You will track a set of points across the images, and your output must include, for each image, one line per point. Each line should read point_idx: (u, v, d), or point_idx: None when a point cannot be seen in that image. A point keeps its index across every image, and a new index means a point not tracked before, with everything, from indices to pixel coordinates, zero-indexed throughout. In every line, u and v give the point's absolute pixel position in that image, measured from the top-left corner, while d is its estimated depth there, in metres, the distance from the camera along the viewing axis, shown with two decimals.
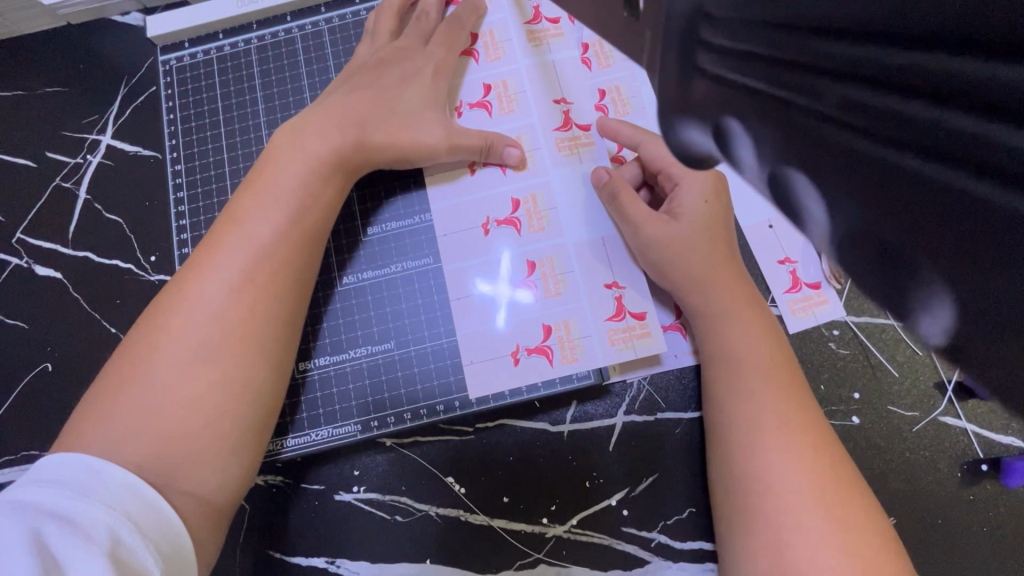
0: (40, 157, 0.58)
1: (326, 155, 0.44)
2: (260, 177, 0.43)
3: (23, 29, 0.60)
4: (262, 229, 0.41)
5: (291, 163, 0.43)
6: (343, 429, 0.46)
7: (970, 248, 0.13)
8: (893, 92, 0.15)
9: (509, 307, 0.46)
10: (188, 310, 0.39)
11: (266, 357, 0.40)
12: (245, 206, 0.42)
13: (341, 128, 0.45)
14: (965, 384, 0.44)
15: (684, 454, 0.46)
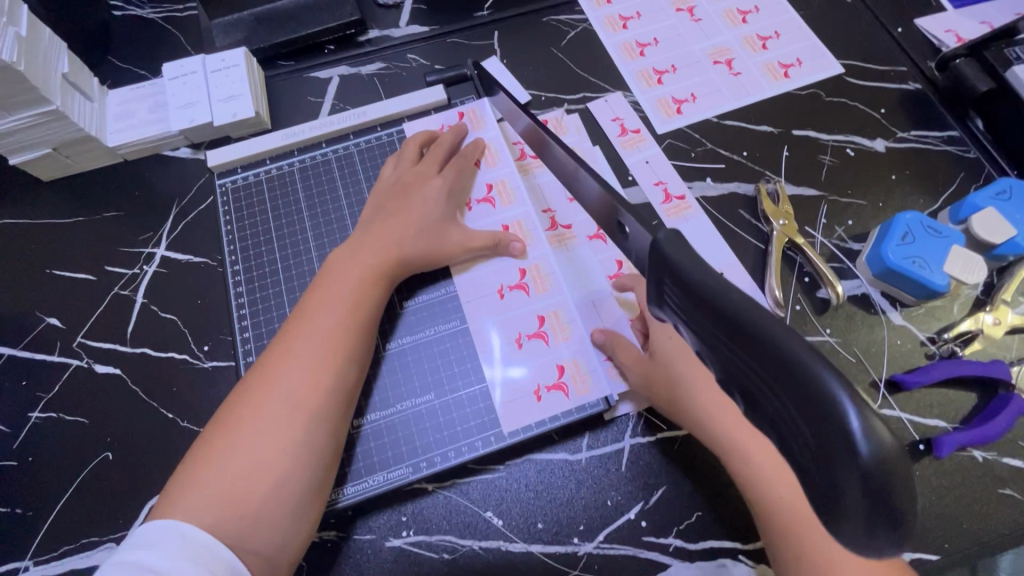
0: (99, 270, 0.66)
1: (370, 255, 0.54)
2: (326, 276, 0.54)
3: (86, 166, 0.71)
4: (326, 316, 0.50)
5: (354, 261, 0.54)
6: (394, 473, 0.52)
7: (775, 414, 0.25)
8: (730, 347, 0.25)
9: (518, 397, 0.54)
10: (265, 388, 0.47)
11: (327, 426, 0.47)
12: (313, 301, 0.52)
13: (385, 230, 0.56)
14: (892, 379, 0.56)
15: (685, 465, 0.54)
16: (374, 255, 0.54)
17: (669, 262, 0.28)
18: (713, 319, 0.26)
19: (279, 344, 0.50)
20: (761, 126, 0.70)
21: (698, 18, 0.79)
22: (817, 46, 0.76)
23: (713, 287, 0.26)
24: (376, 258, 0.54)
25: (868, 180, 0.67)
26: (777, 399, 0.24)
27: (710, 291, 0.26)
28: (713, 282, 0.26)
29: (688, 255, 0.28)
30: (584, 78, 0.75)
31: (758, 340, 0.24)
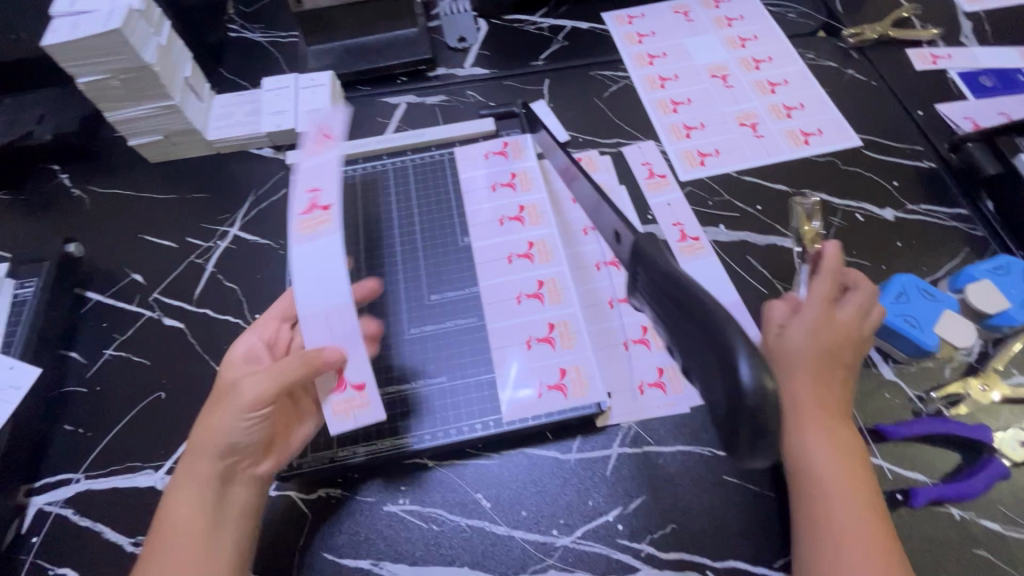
0: (181, 240, 0.77)
1: (267, 381, 0.50)
2: (231, 387, 0.52)
3: (186, 154, 0.84)
4: (232, 429, 0.49)
5: (260, 380, 0.50)
6: (402, 440, 0.59)
7: (703, 351, 0.33)
8: (676, 307, 0.35)
9: (524, 392, 0.60)
10: (185, 493, 0.49)
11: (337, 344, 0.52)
12: (219, 415, 0.50)
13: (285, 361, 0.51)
14: (875, 428, 0.58)
15: (663, 478, 0.58)
16: (274, 374, 0.50)
17: (645, 257, 0.39)
18: (665, 291, 0.36)
19: (195, 452, 0.50)
20: (777, 184, 0.77)
21: (730, 85, 0.87)
22: (838, 120, 0.83)
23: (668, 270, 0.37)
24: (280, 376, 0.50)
25: (872, 243, 0.71)
26: (696, 340, 0.33)
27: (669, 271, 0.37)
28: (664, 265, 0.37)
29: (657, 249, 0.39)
30: (620, 127, 0.84)
31: (688, 299, 0.34)
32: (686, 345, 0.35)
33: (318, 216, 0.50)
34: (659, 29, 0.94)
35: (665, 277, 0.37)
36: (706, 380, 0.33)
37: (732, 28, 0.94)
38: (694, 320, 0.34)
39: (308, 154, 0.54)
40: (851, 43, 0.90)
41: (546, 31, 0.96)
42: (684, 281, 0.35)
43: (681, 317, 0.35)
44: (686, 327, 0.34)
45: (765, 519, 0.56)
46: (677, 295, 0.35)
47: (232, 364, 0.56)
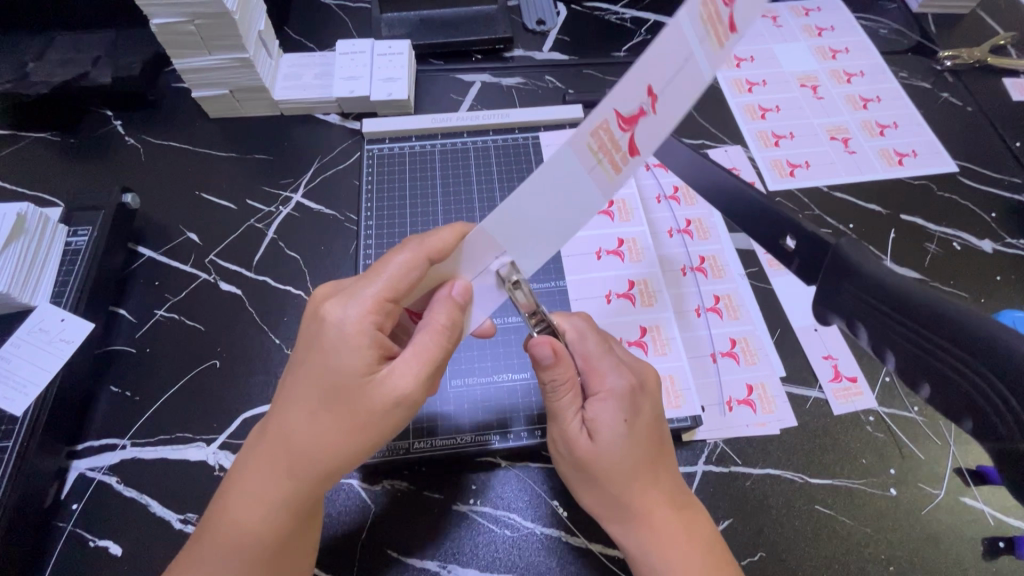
0: (240, 201, 0.73)
1: (427, 379, 0.41)
2: (362, 386, 0.40)
3: (249, 112, 0.79)
4: (369, 444, 0.41)
5: (410, 385, 0.40)
6: (482, 437, 0.55)
7: (977, 378, 0.33)
8: (924, 331, 0.35)
9: None
10: (277, 503, 0.41)
11: (480, 314, 0.45)
12: (346, 425, 0.40)
13: (432, 341, 0.41)
14: (978, 469, 0.55)
15: (751, 502, 0.54)
16: (431, 372, 0.41)
17: (863, 272, 0.39)
18: (901, 310, 0.37)
19: (303, 469, 0.41)
20: (870, 204, 0.73)
21: (821, 96, 0.83)
22: (933, 143, 0.79)
23: (899, 287, 0.37)
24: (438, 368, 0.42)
25: (970, 275, 0.68)
26: (977, 372, 0.33)
27: (902, 290, 0.37)
28: (893, 281, 0.37)
29: (868, 260, 0.39)
30: (707, 128, 0.80)
31: (951, 320, 0.34)
32: (952, 373, 0.35)
33: (611, 131, 0.35)
34: (747, 32, 0.90)
35: (899, 296, 0.37)
36: (978, 404, 0.34)
37: (822, 37, 0.90)
38: (957, 347, 0.34)
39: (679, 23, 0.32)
40: (946, 65, 0.87)
41: (629, 23, 0.93)
42: (934, 304, 0.35)
43: (938, 340, 0.35)
44: (946, 351, 0.35)
45: (859, 555, 0.52)
46: (925, 317, 0.35)
47: (336, 331, 0.41)
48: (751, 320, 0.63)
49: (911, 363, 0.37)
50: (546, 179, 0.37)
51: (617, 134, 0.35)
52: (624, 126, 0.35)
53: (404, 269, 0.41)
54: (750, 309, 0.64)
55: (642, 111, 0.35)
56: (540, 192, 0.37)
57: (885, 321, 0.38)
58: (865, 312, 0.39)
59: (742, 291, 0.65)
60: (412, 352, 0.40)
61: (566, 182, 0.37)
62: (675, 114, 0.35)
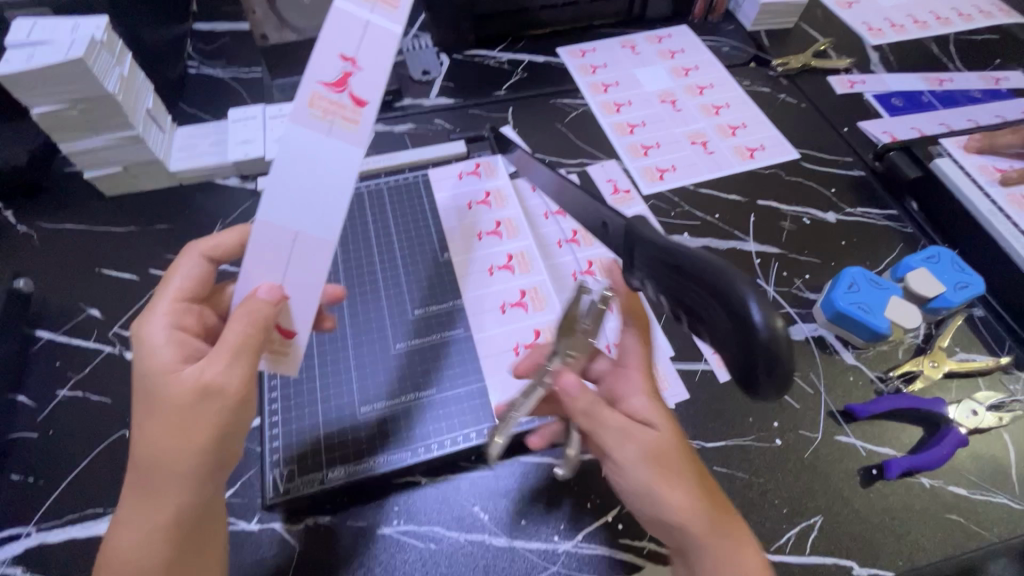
0: (143, 271, 0.74)
1: (236, 360, 0.44)
2: (166, 382, 0.43)
3: (146, 187, 0.81)
4: (204, 434, 0.42)
5: (217, 366, 0.43)
6: (395, 456, 0.55)
7: (706, 308, 0.38)
8: (676, 274, 0.40)
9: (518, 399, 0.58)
10: (140, 526, 0.42)
11: (304, 299, 0.48)
12: (162, 421, 0.42)
13: (236, 325, 0.44)
14: (845, 409, 0.62)
15: None
16: (241, 356, 0.44)
17: (635, 234, 0.45)
18: (660, 261, 0.42)
19: (145, 478, 0.42)
20: (731, 194, 0.83)
21: (679, 109, 0.94)
22: (777, 136, 0.91)
23: (653, 244, 0.43)
24: (244, 351, 0.44)
25: (820, 243, 0.78)
26: (706, 304, 0.38)
27: (662, 246, 0.42)
28: (650, 239, 0.43)
29: (640, 226, 0.45)
30: (585, 148, 0.89)
31: (684, 263, 0.39)
32: (694, 306, 0.39)
33: (328, 97, 0.46)
34: (611, 62, 1.02)
35: (658, 249, 0.42)
36: (712, 330, 0.39)
37: (675, 59, 1.03)
38: (690, 281, 0.39)
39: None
40: (780, 71, 1.01)
41: (506, 65, 1.02)
42: (673, 253, 0.40)
43: (682, 282, 0.40)
44: (686, 285, 0.39)
45: (756, 504, 0.57)
46: (669, 263, 0.41)
47: (146, 349, 0.46)
48: None
49: (674, 306, 0.42)
50: (301, 159, 0.45)
51: (334, 96, 0.46)
52: (336, 89, 0.46)
53: (190, 284, 0.53)
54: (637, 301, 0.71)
55: (347, 73, 0.46)
56: (315, 148, 0.45)
57: (652, 272, 0.43)
58: (642, 268, 0.45)
59: None
60: (228, 337, 0.44)
61: (313, 147, 0.45)
62: (375, 66, 0.47)
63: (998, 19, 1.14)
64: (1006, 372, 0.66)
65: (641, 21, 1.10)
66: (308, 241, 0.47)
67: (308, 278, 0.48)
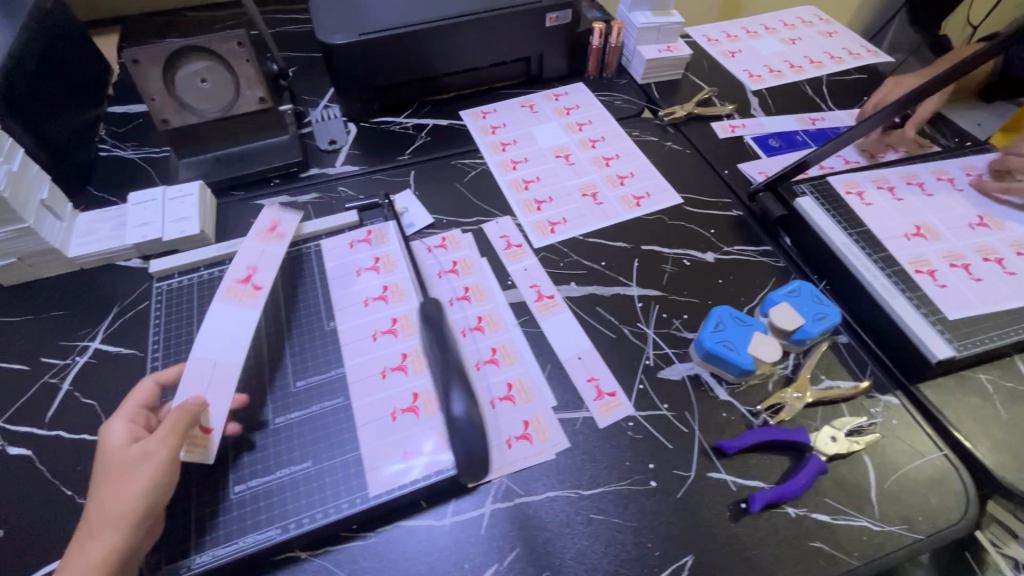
0: (34, 361, 0.74)
1: (175, 437, 0.53)
2: (115, 455, 0.52)
3: (44, 274, 0.82)
4: (148, 491, 0.50)
5: (155, 443, 0.52)
6: (264, 535, 0.55)
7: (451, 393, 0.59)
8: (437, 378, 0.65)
9: (394, 464, 0.60)
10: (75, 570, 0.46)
11: (224, 402, 0.60)
12: (106, 481, 0.50)
13: (176, 412, 0.54)
14: (715, 445, 0.65)
15: (535, 528, 0.60)
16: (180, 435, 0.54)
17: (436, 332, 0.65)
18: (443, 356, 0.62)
19: (89, 529, 0.48)
20: (616, 242, 0.88)
21: (572, 163, 1.00)
22: (662, 183, 0.97)
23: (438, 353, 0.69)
24: (178, 431, 0.54)
25: (699, 283, 0.82)
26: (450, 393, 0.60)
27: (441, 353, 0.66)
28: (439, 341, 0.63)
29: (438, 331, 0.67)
30: (481, 206, 0.93)
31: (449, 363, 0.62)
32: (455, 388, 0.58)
33: (239, 289, 0.69)
34: (510, 121, 1.08)
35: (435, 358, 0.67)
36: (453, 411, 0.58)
37: (570, 115, 1.09)
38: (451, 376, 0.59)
39: (257, 238, 0.74)
40: (666, 121, 1.08)
41: (411, 130, 1.07)
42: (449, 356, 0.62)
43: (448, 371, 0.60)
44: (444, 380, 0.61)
45: (630, 550, 0.59)
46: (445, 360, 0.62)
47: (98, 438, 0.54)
48: (524, 363, 0.72)
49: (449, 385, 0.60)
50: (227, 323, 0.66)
51: (242, 287, 0.69)
52: (245, 283, 0.69)
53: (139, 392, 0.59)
54: (524, 353, 0.73)
55: (249, 273, 0.70)
56: (229, 317, 0.66)
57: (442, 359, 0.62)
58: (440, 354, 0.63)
59: (516, 339, 0.75)
60: (171, 417, 0.54)
61: (231, 316, 0.66)
62: (270, 266, 0.71)
63: (865, 60, 1.25)
64: (867, 396, 0.70)
65: (540, 81, 1.18)
66: (224, 366, 0.62)
67: (223, 389, 0.60)
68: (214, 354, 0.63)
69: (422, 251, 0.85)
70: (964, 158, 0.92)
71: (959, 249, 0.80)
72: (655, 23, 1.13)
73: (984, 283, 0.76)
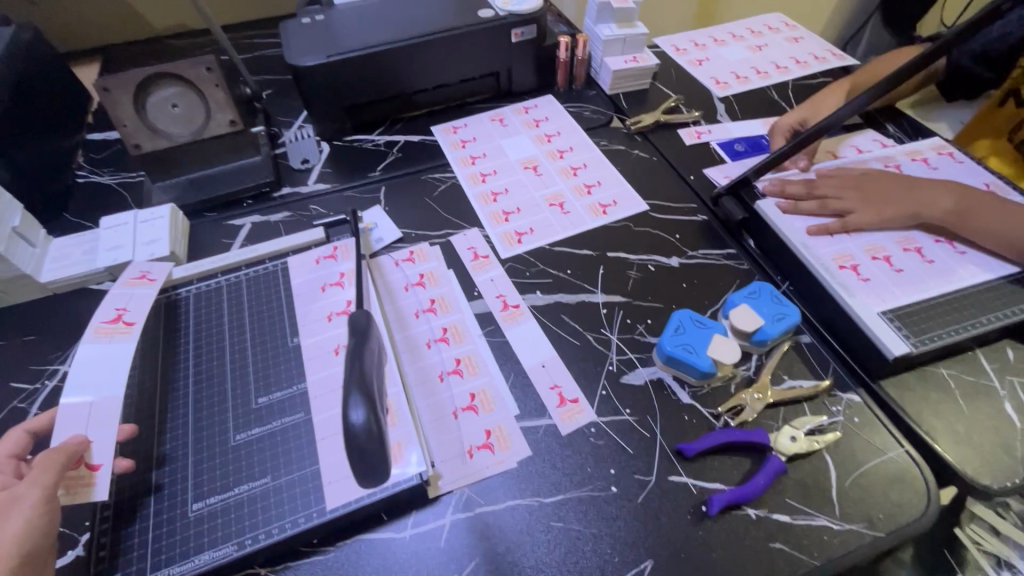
0: (5, 386, 0.75)
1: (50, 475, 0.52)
2: None
3: (17, 300, 0.83)
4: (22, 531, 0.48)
5: (28, 487, 0.51)
6: (220, 553, 0.56)
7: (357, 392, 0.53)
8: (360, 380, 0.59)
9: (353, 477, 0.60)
10: None
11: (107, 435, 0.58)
12: None
13: (49, 455, 0.53)
14: (677, 448, 0.66)
15: (495, 537, 0.60)
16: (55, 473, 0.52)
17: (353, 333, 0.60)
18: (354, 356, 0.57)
19: None
20: (582, 250, 0.88)
21: (540, 174, 1.02)
22: (629, 190, 0.98)
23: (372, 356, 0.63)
24: (53, 471, 0.52)
25: (663, 287, 0.83)
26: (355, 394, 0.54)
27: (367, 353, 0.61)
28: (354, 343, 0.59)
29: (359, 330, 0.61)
30: (450, 219, 0.94)
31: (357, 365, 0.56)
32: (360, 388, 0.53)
33: (114, 331, 0.66)
34: (479, 135, 1.10)
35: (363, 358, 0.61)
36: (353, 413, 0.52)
37: (539, 127, 1.11)
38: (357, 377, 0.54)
39: (124, 285, 0.72)
40: (634, 129, 1.10)
41: (383, 146, 1.09)
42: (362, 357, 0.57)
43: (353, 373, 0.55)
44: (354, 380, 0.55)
45: (589, 556, 0.59)
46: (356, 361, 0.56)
47: None
48: (488, 373, 0.73)
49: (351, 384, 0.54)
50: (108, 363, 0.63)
51: (116, 328, 0.66)
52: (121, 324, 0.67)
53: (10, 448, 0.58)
54: (488, 363, 0.74)
55: (119, 315, 0.68)
56: (106, 359, 0.63)
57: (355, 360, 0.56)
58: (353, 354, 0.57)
59: (481, 349, 0.75)
60: (42, 460, 0.53)
61: (105, 356, 0.64)
62: (142, 304, 0.70)
63: (831, 64, 1.27)
64: (829, 394, 0.70)
65: (510, 95, 1.20)
66: (103, 405, 0.60)
67: (108, 424, 0.59)
68: (89, 396, 0.61)
69: (389, 265, 0.86)
70: (891, 157, 0.96)
71: (879, 242, 0.81)
72: (620, 34, 1.15)
73: (905, 273, 0.77)
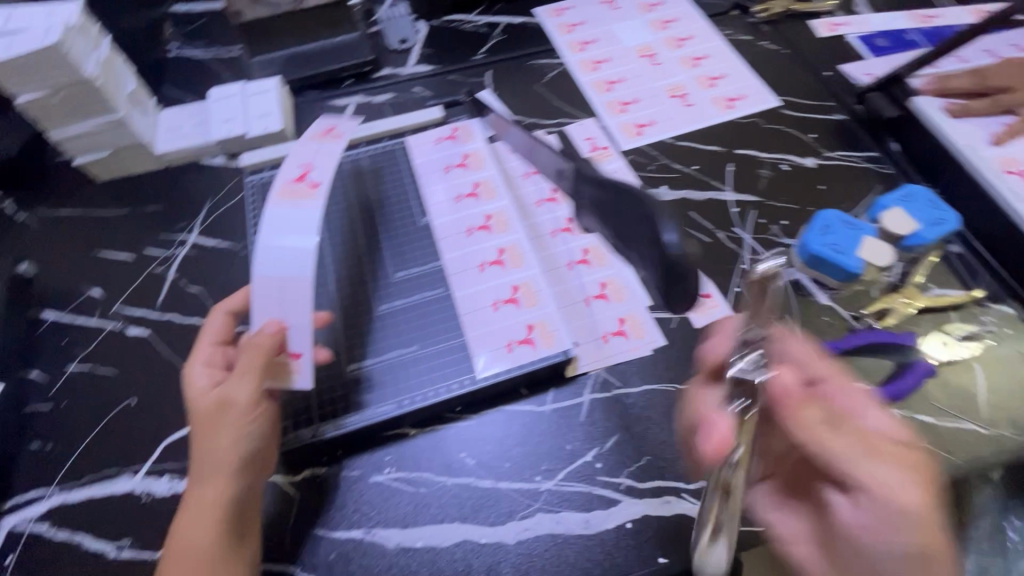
0: (138, 251, 0.77)
1: (255, 378, 0.52)
2: (201, 403, 0.51)
3: (135, 169, 0.83)
4: (242, 434, 0.50)
5: (238, 385, 0.51)
6: (379, 411, 0.59)
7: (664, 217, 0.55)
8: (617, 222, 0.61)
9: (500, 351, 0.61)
10: (198, 515, 0.47)
11: (302, 325, 0.55)
12: (201, 430, 0.50)
13: (248, 356, 0.52)
14: (819, 346, 0.64)
15: (634, 417, 0.61)
16: (258, 374, 0.52)
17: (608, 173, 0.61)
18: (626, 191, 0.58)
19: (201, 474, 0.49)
20: (710, 146, 0.83)
21: (658, 63, 0.93)
22: (758, 85, 0.90)
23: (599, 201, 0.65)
24: (258, 371, 0.52)
25: (798, 188, 0.78)
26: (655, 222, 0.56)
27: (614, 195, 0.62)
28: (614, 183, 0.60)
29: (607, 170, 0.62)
30: (564, 108, 0.89)
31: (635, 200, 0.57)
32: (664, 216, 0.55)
33: (294, 189, 0.59)
34: (589, 18, 1.01)
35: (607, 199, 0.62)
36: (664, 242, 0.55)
37: (653, 12, 1.01)
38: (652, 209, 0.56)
39: (310, 141, 0.63)
40: (761, 18, 0.99)
41: (483, 28, 1.01)
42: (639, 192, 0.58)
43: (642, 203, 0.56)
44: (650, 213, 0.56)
45: None
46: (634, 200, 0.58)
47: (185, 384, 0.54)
48: (617, 263, 0.71)
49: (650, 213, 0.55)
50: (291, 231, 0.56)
51: (298, 187, 0.59)
52: (298, 181, 0.59)
53: (216, 329, 0.58)
54: (615, 254, 0.72)
55: (305, 171, 0.60)
56: (293, 222, 0.56)
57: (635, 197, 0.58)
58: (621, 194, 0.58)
59: (608, 240, 0.73)
60: (245, 360, 0.52)
61: (289, 224, 0.56)
62: (328, 163, 0.61)
63: None
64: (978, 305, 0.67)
65: None
66: (293, 283, 0.55)
67: (299, 316, 0.56)
68: (280, 271, 0.56)
69: None
70: None
71: None
72: None
73: None
